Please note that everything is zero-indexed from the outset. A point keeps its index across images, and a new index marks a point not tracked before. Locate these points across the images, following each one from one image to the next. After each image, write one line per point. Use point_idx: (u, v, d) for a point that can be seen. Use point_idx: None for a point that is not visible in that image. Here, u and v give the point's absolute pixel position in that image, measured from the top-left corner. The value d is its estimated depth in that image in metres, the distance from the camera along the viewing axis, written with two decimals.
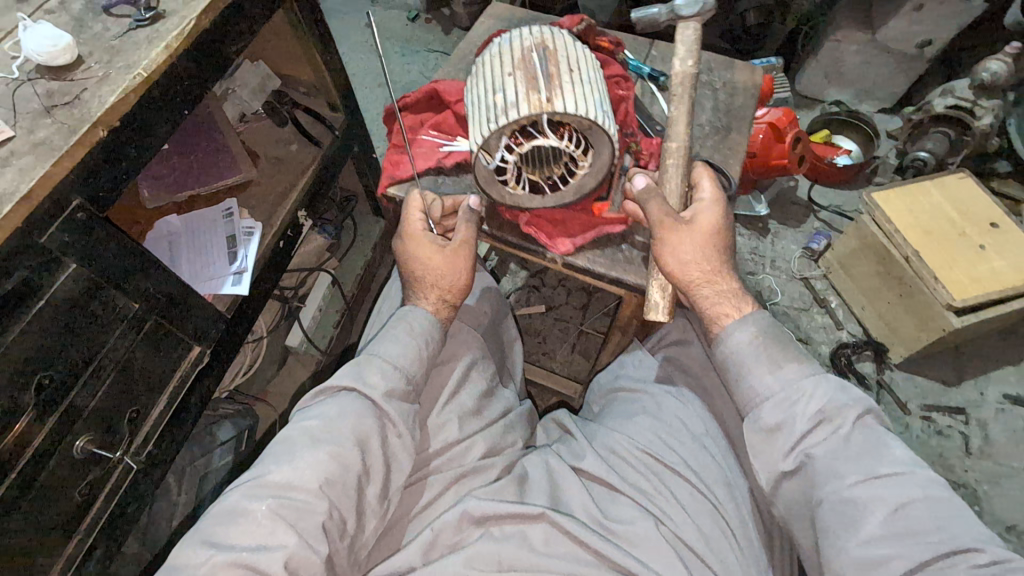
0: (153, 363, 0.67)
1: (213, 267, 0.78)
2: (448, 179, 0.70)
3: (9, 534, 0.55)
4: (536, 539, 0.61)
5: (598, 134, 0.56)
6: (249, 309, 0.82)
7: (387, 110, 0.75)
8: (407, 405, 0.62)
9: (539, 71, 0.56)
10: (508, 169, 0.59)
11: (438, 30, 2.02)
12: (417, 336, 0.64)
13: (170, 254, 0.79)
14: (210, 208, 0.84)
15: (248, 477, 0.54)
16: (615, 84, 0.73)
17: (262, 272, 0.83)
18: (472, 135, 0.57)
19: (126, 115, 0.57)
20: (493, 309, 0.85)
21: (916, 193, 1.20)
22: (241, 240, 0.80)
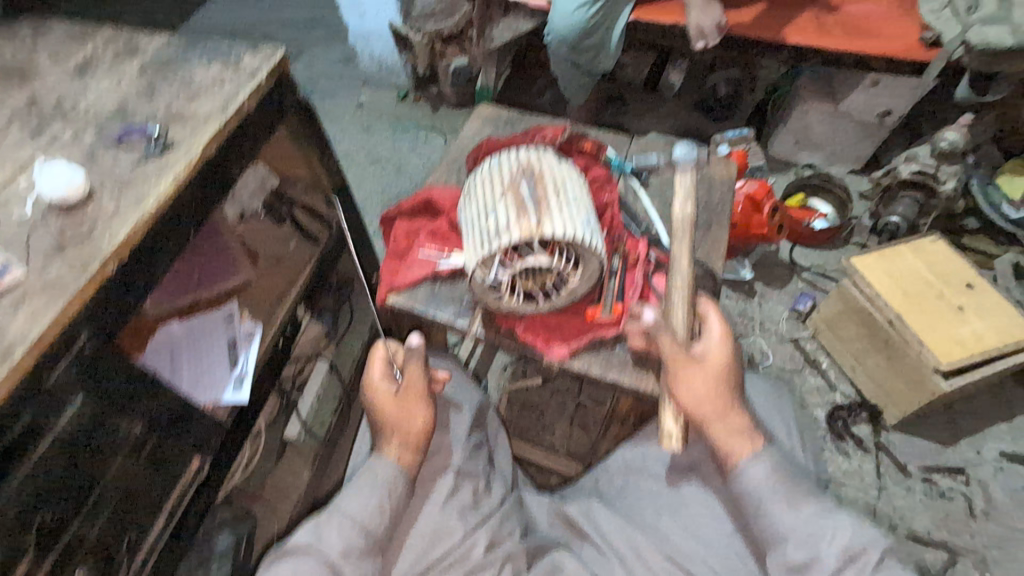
0: (152, 484, 0.68)
1: (214, 372, 0.79)
2: (444, 287, 0.71)
3: None
4: None
5: (586, 250, 0.59)
6: (249, 413, 0.82)
7: (383, 219, 0.77)
8: (366, 560, 0.64)
9: (527, 196, 0.58)
10: (503, 282, 0.62)
11: (426, 107, 2.11)
12: (381, 488, 0.67)
13: (171, 361, 0.80)
14: (212, 313, 0.87)
15: None
16: (600, 188, 0.76)
17: (262, 373, 0.84)
18: (469, 255, 0.60)
19: (136, 247, 0.59)
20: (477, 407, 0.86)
21: (893, 259, 1.25)
22: (242, 343, 0.83)
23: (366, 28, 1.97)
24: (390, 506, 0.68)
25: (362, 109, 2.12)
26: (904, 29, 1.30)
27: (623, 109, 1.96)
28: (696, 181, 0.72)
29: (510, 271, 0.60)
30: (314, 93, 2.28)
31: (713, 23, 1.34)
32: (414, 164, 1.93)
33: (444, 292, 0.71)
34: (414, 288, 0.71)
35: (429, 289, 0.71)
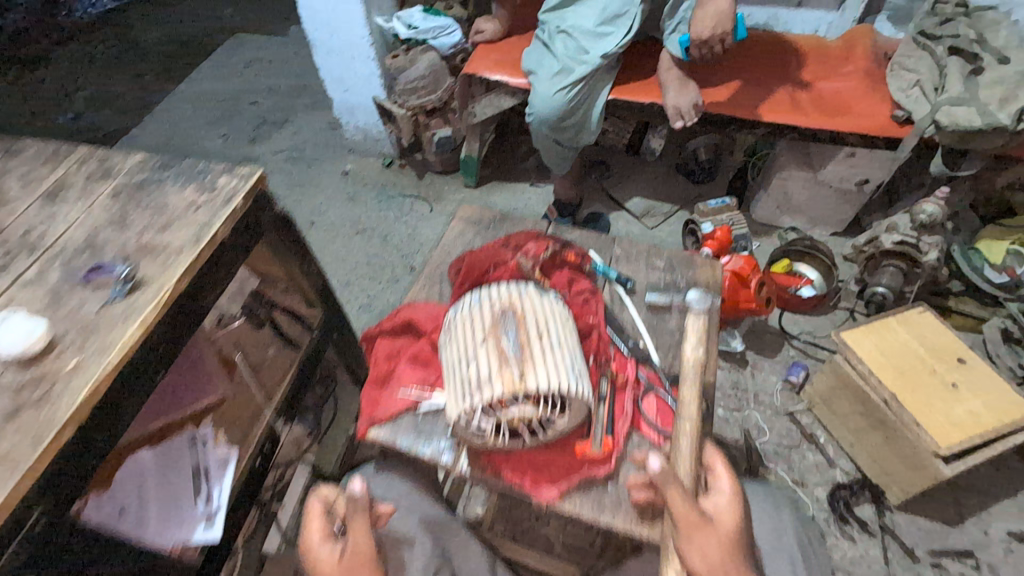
0: None
1: (184, 512, 0.74)
2: (426, 416, 0.70)
3: None
4: None
5: (571, 399, 0.59)
6: (222, 546, 0.77)
7: (366, 346, 0.78)
8: None
9: (510, 346, 0.59)
10: (489, 429, 0.61)
11: (412, 174, 2.11)
12: None
13: (137, 496, 0.74)
14: (177, 439, 0.81)
15: None
16: (572, 300, 0.77)
17: (238, 499, 0.80)
18: (453, 402, 0.60)
19: (99, 402, 0.56)
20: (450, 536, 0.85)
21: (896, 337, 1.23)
22: (214, 473, 0.78)
23: (350, 101, 1.99)
24: None
25: (347, 177, 2.13)
26: (875, 107, 1.34)
27: (606, 173, 1.98)
28: (706, 326, 0.73)
29: (495, 421, 0.60)
30: (299, 161, 2.28)
31: (689, 104, 1.37)
32: (399, 234, 1.91)
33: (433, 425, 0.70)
34: (397, 418, 0.71)
35: (412, 419, 0.70)
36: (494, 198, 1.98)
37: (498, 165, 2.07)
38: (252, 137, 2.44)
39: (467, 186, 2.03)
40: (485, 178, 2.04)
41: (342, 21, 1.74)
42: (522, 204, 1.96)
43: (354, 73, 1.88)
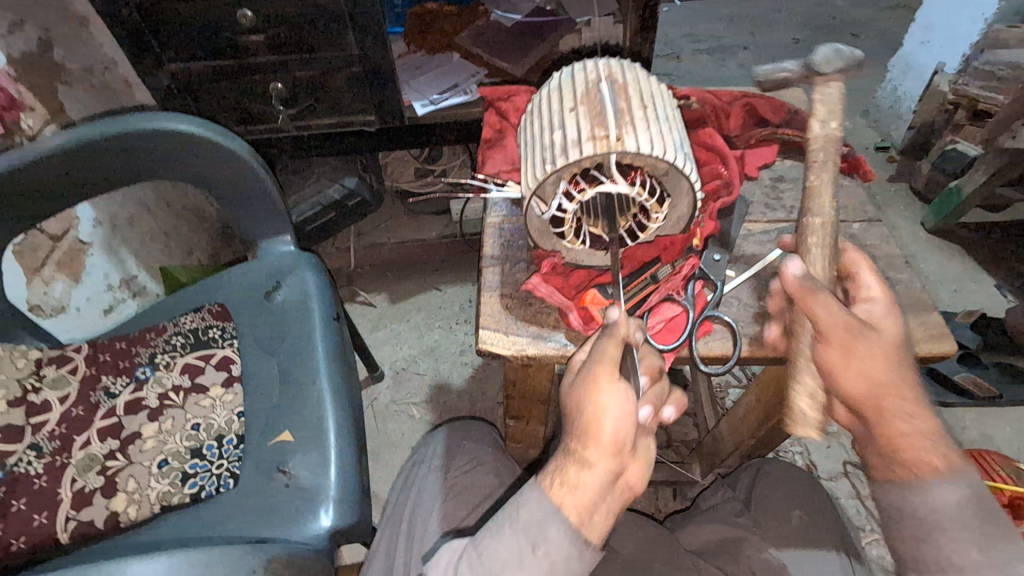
0: (319, 52, 0.94)
1: (426, 90, 1.07)
2: (576, 71, 0.52)
3: (210, 87, 0.98)
4: (217, 392, 0.73)
5: (676, 179, 0.48)
6: (422, 134, 1.09)
7: (498, 94, 0.74)
8: (202, 133, 0.76)
9: (605, 106, 0.47)
10: (580, 121, 0.47)
11: (889, 169, 1.65)
12: (219, 140, 0.77)
13: (414, 71, 1.10)
14: (469, 68, 1.10)
15: (148, 116, 0.74)
16: (716, 166, 0.62)
17: (453, 122, 1.07)
18: (569, 70, 0.53)
19: None
20: (565, 99, 0.50)
21: (874, 322, 0.55)
22: (456, 92, 1.06)
23: (914, 56, 1.56)
24: (215, 150, 0.77)
25: None
26: None
27: None
28: (669, 131, 0.47)
29: (595, 116, 0.47)
30: None
31: None
32: None
33: (585, 91, 0.49)
34: (508, 133, 0.71)
35: (567, 71, 0.53)
36: (930, 254, 1.45)
37: (987, 238, 1.46)
38: (803, 39, 2.19)
39: (922, 223, 1.51)
40: (957, 234, 1.47)
41: None
42: (950, 286, 1.39)
43: (947, 24, 1.44)
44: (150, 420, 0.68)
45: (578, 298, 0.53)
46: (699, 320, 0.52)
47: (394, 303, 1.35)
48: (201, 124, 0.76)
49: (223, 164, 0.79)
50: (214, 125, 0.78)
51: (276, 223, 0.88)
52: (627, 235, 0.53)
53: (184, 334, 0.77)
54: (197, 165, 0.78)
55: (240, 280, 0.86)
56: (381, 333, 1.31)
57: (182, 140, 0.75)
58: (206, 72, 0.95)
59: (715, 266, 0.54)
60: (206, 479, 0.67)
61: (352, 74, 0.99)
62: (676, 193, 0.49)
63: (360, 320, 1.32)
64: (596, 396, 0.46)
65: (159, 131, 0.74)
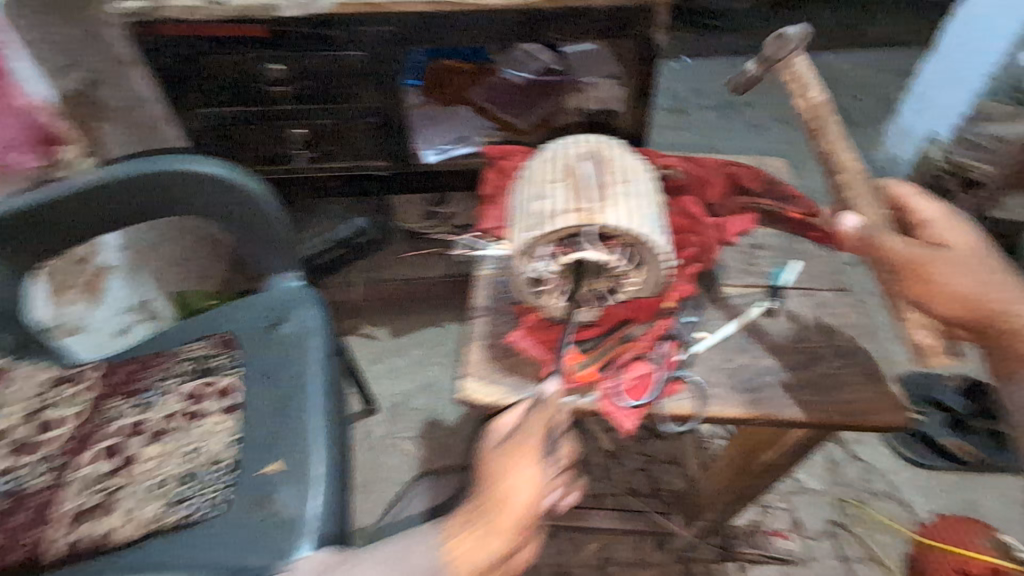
0: (340, 103, 1.02)
1: (437, 140, 1.14)
2: (566, 146, 0.57)
3: (237, 130, 1.05)
4: (216, 420, 0.77)
5: (648, 250, 0.53)
6: (432, 180, 1.15)
7: (498, 155, 0.80)
8: (226, 176, 0.82)
9: (587, 182, 0.52)
10: (565, 194, 0.52)
11: None
12: (241, 183, 0.83)
13: (426, 122, 1.18)
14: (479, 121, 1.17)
15: (179, 159, 0.81)
16: (694, 235, 0.66)
17: (460, 170, 1.13)
18: (560, 145, 0.58)
19: (447, 14, 0.90)
20: (554, 172, 0.55)
21: (923, 265, 0.63)
22: (465, 143, 1.13)
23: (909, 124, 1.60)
24: (237, 192, 0.83)
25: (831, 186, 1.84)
26: None
27: None
28: (646, 207, 0.52)
29: (578, 190, 0.52)
30: (816, 146, 2.04)
31: None
32: None
33: (571, 166, 0.54)
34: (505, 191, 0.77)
35: (558, 145, 0.59)
36: None
37: None
38: (805, 100, 2.26)
39: None
40: None
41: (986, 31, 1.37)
42: None
43: (939, 96, 1.51)
44: (149, 443, 0.72)
45: (555, 353, 0.57)
46: (664, 381, 0.56)
47: (394, 336, 1.39)
48: (225, 168, 0.83)
49: (243, 205, 0.85)
50: (238, 168, 0.84)
51: (287, 260, 0.94)
52: (604, 297, 0.56)
53: (190, 361, 0.82)
54: (218, 204, 0.84)
55: (248, 311, 0.91)
56: (380, 366, 1.35)
57: (207, 182, 0.81)
58: (234, 117, 1.03)
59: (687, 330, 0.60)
60: (198, 504, 0.69)
61: (370, 124, 1.06)
62: (651, 262, 0.53)
63: (361, 353, 1.36)
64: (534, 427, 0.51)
65: (190, 173, 0.81)
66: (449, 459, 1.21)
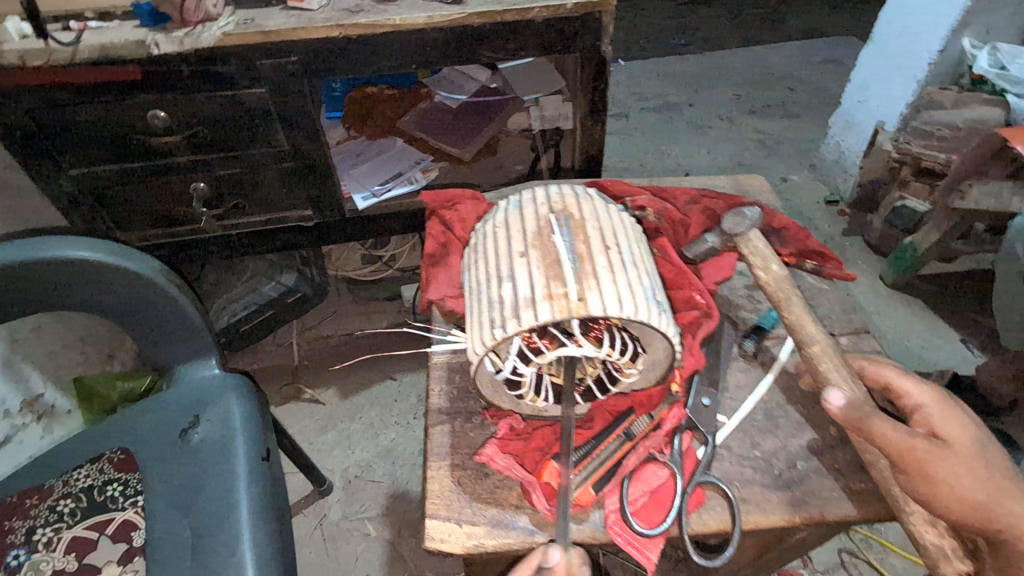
0: (246, 149, 0.86)
1: (368, 179, 1.00)
2: (527, 201, 0.45)
3: (121, 189, 0.87)
4: (111, 574, 0.61)
5: (648, 330, 0.41)
6: (367, 225, 1.00)
7: (441, 204, 0.67)
8: (99, 256, 0.65)
9: (562, 253, 0.39)
10: (534, 272, 0.39)
11: (843, 223, 1.66)
12: (122, 263, 0.66)
13: (354, 159, 1.03)
14: (415, 153, 1.04)
15: (33, 241, 0.63)
16: (691, 293, 0.54)
17: (398, 211, 0.99)
18: (519, 198, 0.46)
19: (363, 36, 0.76)
20: (518, 238, 0.42)
21: (923, 462, 0.43)
22: (400, 180, 0.99)
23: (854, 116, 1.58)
24: (118, 274, 0.66)
25: (783, 182, 1.80)
26: None
27: None
28: (641, 276, 0.40)
29: (551, 265, 0.39)
30: (761, 141, 2.02)
31: None
32: None
33: (539, 228, 0.42)
34: (452, 248, 0.63)
35: (518, 198, 0.46)
36: (894, 309, 1.44)
37: (944, 290, 1.47)
38: (745, 97, 2.24)
39: (881, 277, 1.51)
40: (916, 288, 1.48)
41: (923, 17, 1.34)
42: (917, 343, 1.37)
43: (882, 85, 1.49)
44: None
45: (541, 469, 0.44)
46: (689, 491, 0.44)
47: (343, 400, 1.22)
48: (97, 246, 0.65)
49: (127, 288, 0.68)
50: (116, 244, 0.67)
51: (197, 346, 0.77)
52: (596, 386, 0.45)
53: (75, 496, 0.65)
54: (95, 292, 0.67)
55: (151, 415, 0.74)
56: (329, 437, 1.18)
57: (75, 268, 0.64)
58: (116, 176, 0.85)
59: (705, 413, 0.48)
60: None
61: (284, 169, 0.90)
62: (650, 348, 0.42)
63: (306, 425, 1.19)
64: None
65: (42, 261, 0.62)
66: (419, 538, 1.06)
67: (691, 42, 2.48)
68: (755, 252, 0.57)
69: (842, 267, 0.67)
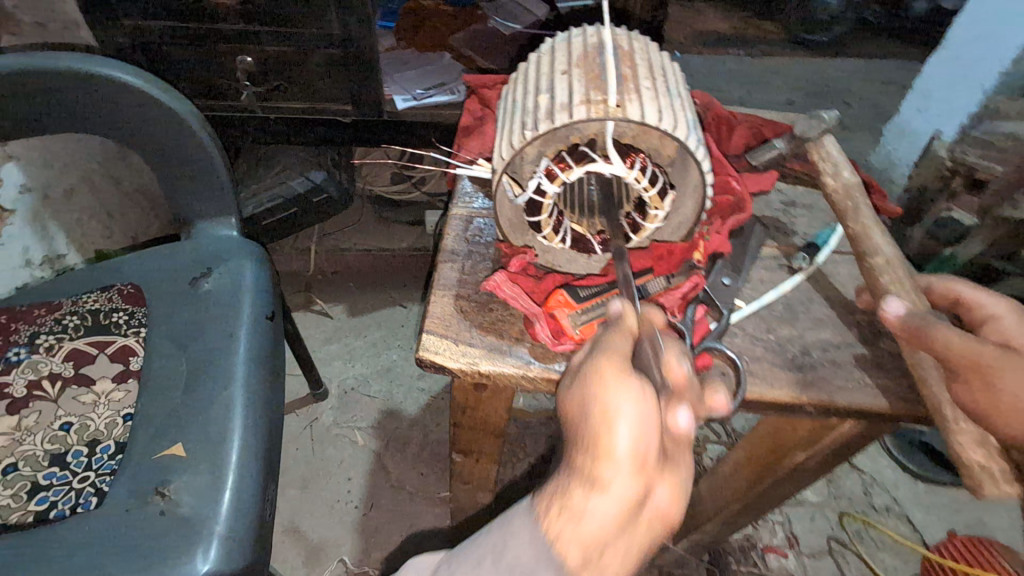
0: (294, 28, 0.86)
1: (409, 86, 1.00)
2: (573, 35, 0.44)
3: (169, 52, 0.88)
4: (105, 390, 0.61)
5: (682, 165, 0.41)
6: (401, 132, 1.00)
7: (482, 83, 0.66)
8: (135, 83, 0.65)
9: (603, 71, 0.39)
10: (573, 84, 0.39)
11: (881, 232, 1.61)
12: (156, 94, 0.67)
13: (397, 66, 1.03)
14: (459, 69, 1.03)
15: (72, 59, 0.64)
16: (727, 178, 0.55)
17: (435, 121, 0.99)
18: (565, 35, 0.45)
19: None
20: (560, 61, 0.42)
21: (990, 373, 0.42)
22: (441, 91, 0.99)
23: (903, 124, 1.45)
24: (150, 106, 0.67)
25: None
26: None
27: None
28: (680, 108, 0.39)
29: (590, 80, 0.38)
30: None
31: None
32: None
33: (582, 53, 0.41)
34: (485, 122, 0.63)
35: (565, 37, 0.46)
36: None
37: None
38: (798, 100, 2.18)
39: None
40: None
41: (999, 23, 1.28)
42: None
43: (945, 94, 1.41)
44: (11, 414, 0.57)
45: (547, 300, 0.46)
46: (698, 352, 0.45)
47: (352, 314, 1.23)
48: (134, 74, 0.66)
49: (157, 124, 0.68)
50: (151, 78, 0.67)
51: (217, 203, 0.77)
52: (617, 239, 0.46)
53: (80, 315, 0.66)
54: (126, 121, 0.68)
55: (163, 259, 0.74)
56: (332, 347, 1.19)
57: (109, 90, 0.65)
58: (166, 36, 0.86)
59: (723, 291, 0.49)
60: (60, 496, 0.54)
61: (328, 56, 0.90)
62: (681, 185, 0.42)
63: (312, 332, 1.20)
64: (607, 388, 0.38)
65: (90, 75, 0.64)
66: (406, 454, 1.06)
67: (750, 39, 2.40)
68: (831, 156, 0.60)
69: (887, 200, 0.70)
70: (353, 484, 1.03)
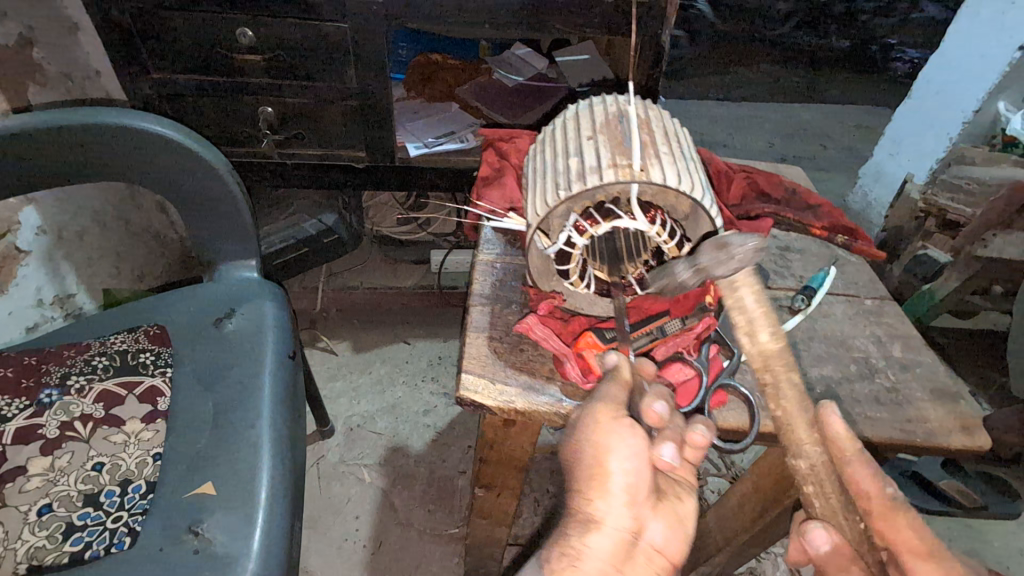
0: (317, 82, 0.92)
1: (420, 134, 1.06)
2: (597, 104, 0.50)
3: (196, 102, 0.93)
4: (136, 431, 0.62)
5: (696, 220, 0.46)
6: (412, 177, 1.06)
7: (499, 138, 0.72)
8: (171, 134, 0.69)
9: (627, 138, 0.44)
10: (601, 150, 0.44)
11: None
12: (191, 145, 0.70)
13: (409, 116, 1.09)
14: (467, 118, 1.09)
15: (114, 112, 0.67)
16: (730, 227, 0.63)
17: (444, 167, 1.04)
18: (588, 104, 0.50)
19: None
20: (587, 128, 0.47)
21: None
22: (450, 140, 1.05)
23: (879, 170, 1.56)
24: (186, 156, 0.70)
25: None
26: None
27: None
28: (694, 171, 0.45)
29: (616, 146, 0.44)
30: None
31: None
32: None
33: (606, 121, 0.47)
34: (504, 174, 0.67)
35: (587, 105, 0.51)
36: None
37: (956, 342, 1.48)
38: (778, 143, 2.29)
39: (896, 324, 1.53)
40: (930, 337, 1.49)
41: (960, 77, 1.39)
42: None
43: (915, 140, 1.51)
44: (42, 455, 0.58)
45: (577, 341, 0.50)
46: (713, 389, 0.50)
47: (356, 352, 1.25)
48: (170, 127, 0.69)
49: (191, 172, 0.72)
50: (187, 130, 0.71)
51: (242, 245, 0.80)
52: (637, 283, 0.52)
53: (109, 356, 0.67)
54: (161, 169, 0.71)
55: (189, 300, 0.77)
56: (336, 385, 1.20)
57: (147, 141, 0.68)
58: (194, 87, 0.91)
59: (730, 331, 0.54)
60: (94, 537, 0.55)
61: (347, 106, 0.96)
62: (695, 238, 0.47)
63: (317, 370, 1.21)
64: (602, 437, 0.44)
65: (128, 128, 0.67)
66: (413, 491, 1.07)
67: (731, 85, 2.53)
68: None
69: (870, 245, 0.75)
70: (360, 523, 1.03)
